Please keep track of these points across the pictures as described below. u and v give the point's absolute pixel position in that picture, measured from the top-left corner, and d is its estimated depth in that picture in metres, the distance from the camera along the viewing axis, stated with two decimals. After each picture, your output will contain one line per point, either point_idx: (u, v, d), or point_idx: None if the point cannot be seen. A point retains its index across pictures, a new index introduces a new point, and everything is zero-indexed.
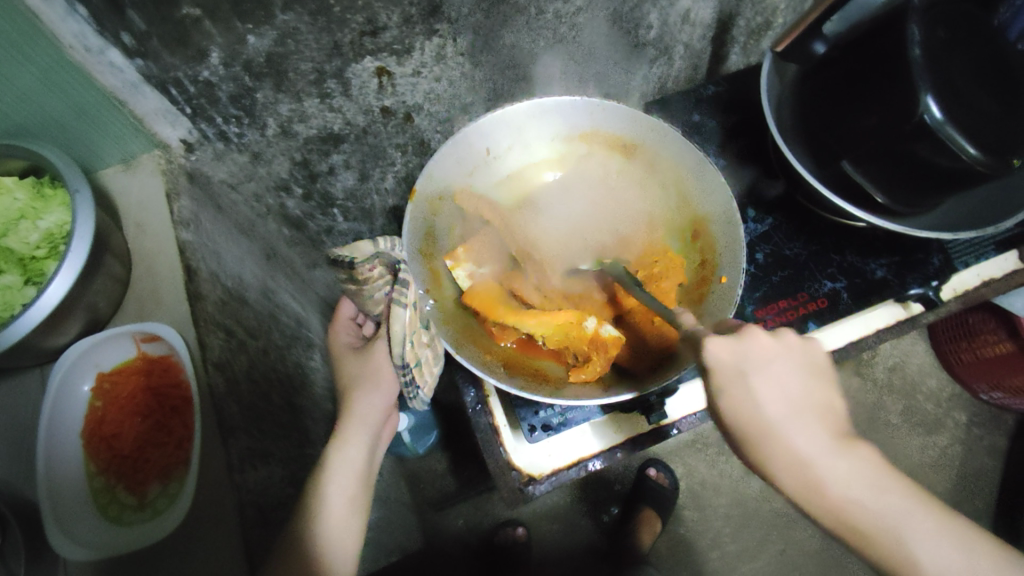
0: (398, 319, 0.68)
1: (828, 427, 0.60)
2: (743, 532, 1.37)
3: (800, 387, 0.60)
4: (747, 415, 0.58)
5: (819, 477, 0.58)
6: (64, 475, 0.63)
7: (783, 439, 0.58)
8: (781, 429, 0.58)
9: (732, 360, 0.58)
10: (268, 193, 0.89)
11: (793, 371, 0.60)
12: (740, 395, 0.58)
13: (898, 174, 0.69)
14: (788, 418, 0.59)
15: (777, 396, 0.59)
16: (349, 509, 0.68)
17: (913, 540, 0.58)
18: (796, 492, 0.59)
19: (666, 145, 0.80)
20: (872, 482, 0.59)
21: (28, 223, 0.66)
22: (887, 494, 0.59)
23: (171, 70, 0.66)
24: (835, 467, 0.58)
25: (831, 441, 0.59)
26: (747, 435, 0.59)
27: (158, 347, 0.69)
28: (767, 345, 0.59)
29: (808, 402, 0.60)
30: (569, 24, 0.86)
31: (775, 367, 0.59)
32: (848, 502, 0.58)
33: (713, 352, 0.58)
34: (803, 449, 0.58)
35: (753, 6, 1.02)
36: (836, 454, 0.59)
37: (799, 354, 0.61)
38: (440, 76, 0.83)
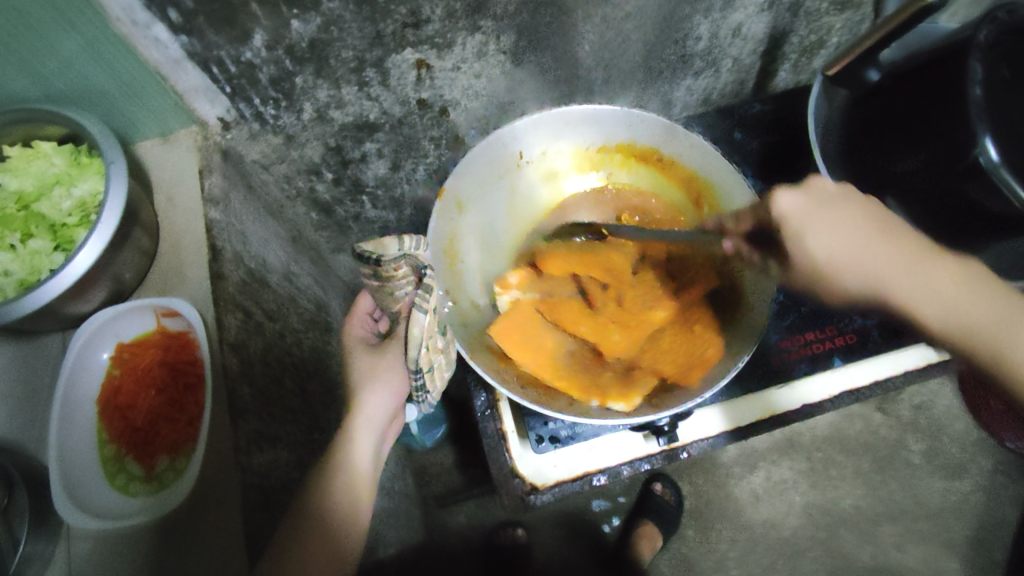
0: (417, 323, 0.69)
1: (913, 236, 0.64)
2: (748, 558, 1.34)
3: (872, 215, 0.64)
4: (827, 250, 0.62)
5: (896, 289, 0.63)
6: (77, 443, 0.64)
7: (857, 265, 0.63)
8: (850, 259, 0.63)
9: (794, 209, 0.63)
10: (298, 176, 0.89)
11: (855, 206, 0.64)
12: (811, 237, 0.62)
13: (951, 213, 0.66)
14: (864, 248, 0.63)
15: (843, 231, 0.63)
16: (348, 505, 0.66)
17: (954, 305, 0.63)
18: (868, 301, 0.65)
19: (704, 163, 0.78)
20: (970, 291, 0.63)
21: (62, 189, 0.68)
22: (982, 296, 0.62)
23: (215, 49, 0.66)
24: (914, 283, 0.63)
25: (924, 257, 0.63)
26: (825, 270, 0.63)
27: (177, 323, 0.70)
28: (825, 187, 0.64)
29: (884, 229, 0.63)
30: (616, 29, 0.84)
31: (837, 207, 0.64)
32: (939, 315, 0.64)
33: (781, 203, 0.64)
34: (889, 278, 0.63)
35: (808, 24, 0.99)
36: (919, 269, 0.63)
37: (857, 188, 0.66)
38: (480, 72, 0.82)
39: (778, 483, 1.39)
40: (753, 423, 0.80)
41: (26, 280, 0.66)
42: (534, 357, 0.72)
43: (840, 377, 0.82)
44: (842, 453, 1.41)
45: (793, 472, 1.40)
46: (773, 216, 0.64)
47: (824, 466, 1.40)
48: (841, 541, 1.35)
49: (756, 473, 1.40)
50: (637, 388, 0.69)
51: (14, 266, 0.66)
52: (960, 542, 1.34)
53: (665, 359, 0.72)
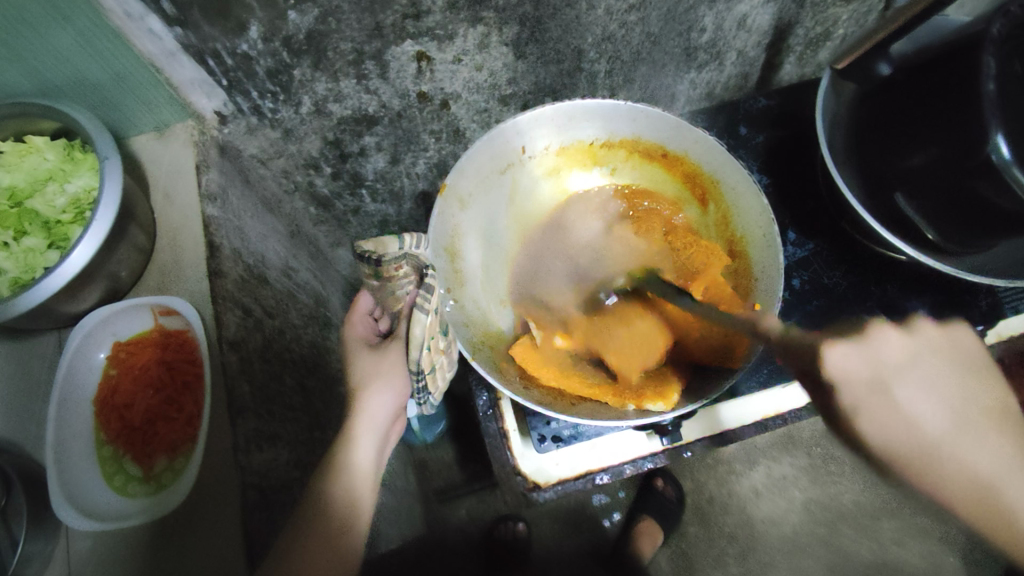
0: (418, 323, 0.67)
1: (988, 406, 0.58)
2: (748, 553, 1.34)
3: (953, 392, 0.58)
4: (910, 432, 0.55)
5: (1004, 488, 0.55)
6: (75, 443, 0.63)
7: (952, 450, 0.56)
8: (934, 444, 0.55)
9: (863, 373, 0.56)
10: (296, 170, 0.87)
11: (932, 372, 0.58)
12: (887, 411, 0.55)
13: (957, 211, 0.65)
14: (953, 432, 0.56)
15: (925, 403, 0.56)
16: (348, 507, 0.66)
17: None
18: (968, 510, 0.55)
19: (708, 156, 0.76)
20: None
21: (56, 185, 0.67)
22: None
23: (211, 41, 0.65)
24: (1017, 484, 0.55)
25: (1016, 459, 0.56)
26: (908, 461, 0.55)
27: (175, 321, 0.69)
28: (900, 347, 0.57)
29: (967, 407, 0.57)
30: (620, 21, 0.83)
31: (915, 373, 0.57)
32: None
33: (837, 365, 0.56)
34: (985, 469, 0.56)
35: (814, 15, 0.97)
36: (1017, 473, 0.56)
37: (930, 347, 0.60)
38: (482, 65, 0.81)
39: (778, 478, 1.39)
40: (758, 421, 0.80)
41: (19, 279, 0.65)
42: (561, 367, 0.72)
43: (782, 396, 0.81)
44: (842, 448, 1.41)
45: (794, 468, 1.41)
46: (828, 381, 0.56)
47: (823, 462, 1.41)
48: (840, 536, 1.35)
49: (757, 470, 1.41)
50: (670, 384, 0.68)
51: (8, 263, 0.65)
52: (959, 536, 1.34)
53: (693, 346, 0.71)
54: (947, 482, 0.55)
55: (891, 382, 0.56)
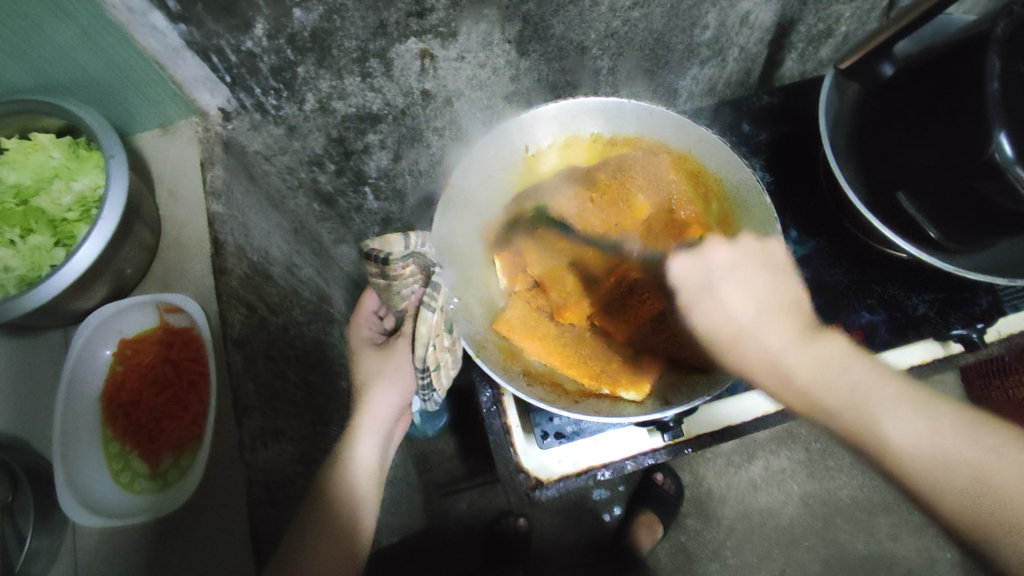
0: (424, 322, 0.67)
1: (791, 317, 0.63)
2: (746, 545, 1.35)
3: (764, 288, 0.64)
4: (718, 320, 0.62)
5: (796, 372, 0.60)
6: (81, 439, 0.64)
7: (753, 334, 0.61)
8: (749, 328, 0.62)
9: (694, 276, 0.65)
10: (300, 167, 0.86)
11: (758, 271, 0.64)
12: (708, 303, 0.63)
13: (961, 211, 0.65)
14: (757, 318, 0.62)
15: (742, 297, 0.63)
16: (351, 506, 0.66)
17: (811, 366, 0.60)
18: (771, 387, 0.61)
19: (711, 155, 0.77)
20: (873, 380, 0.59)
21: (62, 183, 0.67)
22: (889, 394, 0.58)
23: (215, 37, 0.64)
24: (805, 354, 0.60)
25: (803, 335, 0.62)
26: (745, 333, 0.62)
27: (180, 319, 0.70)
28: (727, 252, 0.66)
29: (776, 300, 0.64)
30: (623, 18, 0.83)
31: (736, 272, 0.64)
32: (837, 391, 0.59)
33: (678, 268, 0.66)
34: (776, 347, 0.61)
35: (816, 13, 0.97)
36: (807, 347, 0.61)
37: (759, 254, 0.66)
38: (485, 62, 0.81)
39: (777, 472, 1.40)
40: (758, 417, 0.82)
41: (27, 277, 0.65)
42: (545, 353, 0.73)
43: (743, 405, 0.82)
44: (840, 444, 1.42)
45: (791, 462, 1.41)
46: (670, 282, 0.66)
47: (822, 457, 1.41)
48: (838, 530, 1.36)
49: (755, 464, 1.41)
50: (643, 375, 0.71)
51: (15, 261, 0.65)
52: (955, 531, 1.35)
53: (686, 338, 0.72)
54: (703, 334, 0.63)
55: (714, 280, 0.64)
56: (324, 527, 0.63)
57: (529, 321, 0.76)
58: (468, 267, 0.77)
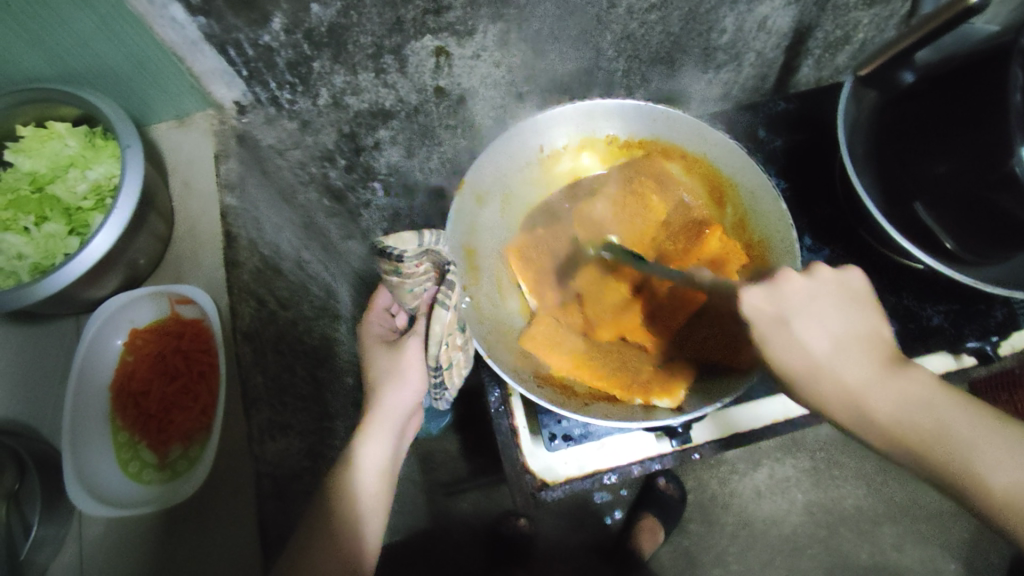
0: (439, 319, 0.66)
1: (864, 349, 0.58)
2: (748, 553, 1.35)
3: (843, 319, 0.58)
4: (794, 353, 0.56)
5: (875, 404, 0.56)
6: (91, 429, 0.65)
7: (832, 369, 0.56)
8: (827, 363, 0.56)
9: (770, 310, 0.57)
10: (312, 162, 0.86)
11: (835, 304, 0.59)
12: (784, 340, 0.57)
13: (978, 222, 0.65)
14: (837, 352, 0.57)
15: (821, 332, 0.57)
16: (362, 504, 0.66)
17: (891, 397, 0.56)
18: (852, 423, 0.57)
19: (726, 159, 0.77)
20: (952, 412, 0.56)
21: (77, 172, 0.67)
22: (973, 427, 0.55)
23: (233, 31, 0.64)
24: (888, 392, 0.56)
25: (883, 368, 0.58)
26: (823, 367, 0.56)
27: (191, 310, 0.70)
28: (802, 285, 0.59)
29: (855, 331, 0.58)
30: (640, 20, 0.82)
31: (814, 304, 0.58)
32: (915, 424, 0.55)
33: (749, 303, 0.58)
34: (857, 380, 0.57)
35: (834, 19, 0.97)
36: (889, 382, 0.57)
37: (835, 285, 0.60)
38: (501, 61, 0.80)
39: (781, 480, 1.39)
40: (766, 425, 0.81)
41: (40, 265, 0.65)
42: (556, 354, 0.74)
43: (751, 412, 0.82)
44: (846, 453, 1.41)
45: (796, 470, 1.40)
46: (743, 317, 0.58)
47: (827, 466, 1.40)
48: (841, 541, 1.35)
49: (760, 471, 1.40)
50: (677, 381, 0.71)
51: (29, 249, 0.65)
52: (959, 544, 1.34)
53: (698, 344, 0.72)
54: (782, 372, 0.57)
55: (789, 316, 0.57)
56: (335, 527, 0.63)
57: (541, 323, 0.76)
58: (480, 269, 0.78)
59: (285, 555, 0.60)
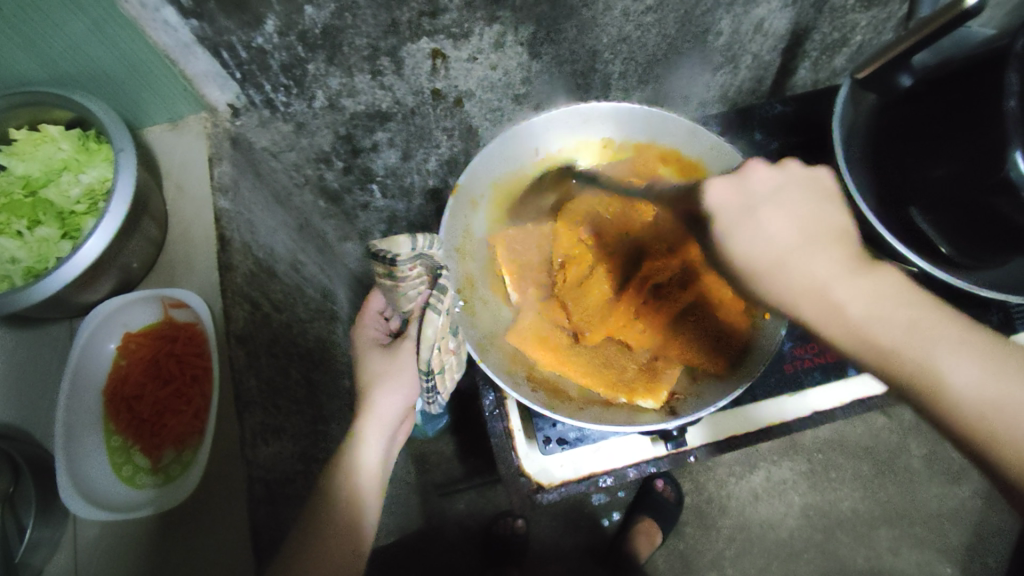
0: (430, 324, 0.67)
1: (824, 245, 0.57)
2: (745, 557, 1.35)
3: (805, 216, 0.58)
4: (757, 249, 0.57)
5: (833, 294, 0.55)
6: (85, 433, 0.65)
7: (797, 261, 0.56)
8: (786, 254, 0.57)
9: (736, 201, 0.59)
10: (307, 164, 0.86)
11: (799, 198, 0.59)
12: (749, 229, 0.58)
13: (975, 228, 0.64)
14: (797, 246, 0.57)
15: (782, 222, 0.58)
16: (353, 511, 0.66)
17: (851, 292, 0.54)
18: (814, 321, 0.55)
19: (722, 164, 0.77)
20: (906, 307, 0.54)
21: (71, 175, 0.67)
22: (938, 328, 0.52)
23: (227, 33, 0.64)
24: (850, 286, 0.55)
25: (848, 266, 0.56)
26: (775, 259, 0.57)
27: (185, 314, 0.70)
28: (769, 176, 0.60)
29: (824, 231, 0.58)
30: (636, 22, 0.82)
31: (781, 196, 0.59)
32: (869, 313, 0.54)
33: (714, 194, 0.60)
34: (819, 274, 0.56)
35: (831, 21, 0.96)
36: (857, 278, 0.55)
37: (801, 181, 0.60)
38: (496, 63, 0.80)
39: (778, 483, 1.39)
40: (762, 429, 0.81)
41: (33, 268, 0.65)
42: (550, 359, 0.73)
43: (744, 418, 0.81)
44: (843, 455, 1.41)
45: (793, 473, 1.40)
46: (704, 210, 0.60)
47: (823, 468, 1.40)
48: (838, 543, 1.35)
49: (756, 473, 1.40)
50: (661, 380, 0.71)
51: (22, 253, 0.65)
52: (957, 547, 1.34)
53: (692, 348, 0.72)
54: (733, 258, 0.58)
55: (756, 204, 0.59)
56: (325, 531, 0.62)
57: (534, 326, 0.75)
58: (473, 271, 0.79)
59: (279, 557, 0.60)
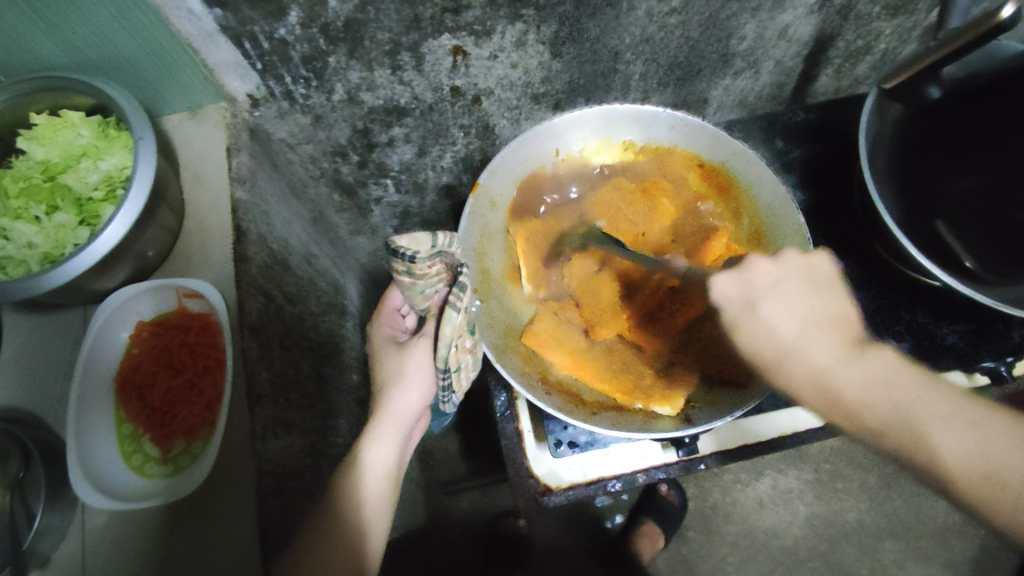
0: (449, 322, 0.65)
1: (827, 342, 0.56)
2: (748, 565, 1.34)
3: (807, 303, 0.57)
4: (764, 340, 0.56)
5: (839, 386, 0.54)
6: (95, 421, 0.65)
7: (797, 354, 0.55)
8: (793, 347, 0.55)
9: (738, 296, 0.56)
10: (323, 157, 0.86)
11: (801, 288, 0.57)
12: (750, 325, 0.56)
13: (1006, 241, 0.63)
14: (801, 335, 0.55)
15: (788, 317, 0.56)
16: (364, 510, 0.66)
17: (863, 382, 0.54)
18: (823, 411, 0.55)
19: (744, 170, 0.77)
20: (912, 388, 0.54)
21: (90, 162, 0.67)
22: (933, 403, 0.53)
23: (249, 24, 0.64)
24: (852, 372, 0.54)
25: (851, 351, 0.56)
26: (785, 351, 0.55)
27: (199, 304, 0.70)
28: (768, 268, 0.57)
29: (821, 314, 0.57)
30: (659, 23, 0.81)
31: (782, 289, 0.57)
32: (886, 398, 0.54)
33: (719, 291, 0.57)
34: (822, 362, 0.55)
35: (856, 28, 0.95)
36: (856, 364, 0.55)
37: (803, 268, 0.58)
38: (517, 62, 0.79)
39: (783, 492, 1.38)
40: (774, 439, 0.80)
41: (50, 254, 0.65)
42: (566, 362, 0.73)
43: (751, 428, 0.81)
44: (850, 466, 1.39)
45: (799, 482, 1.39)
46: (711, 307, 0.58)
47: (829, 479, 1.39)
48: (842, 555, 1.34)
49: (762, 482, 1.39)
50: (677, 389, 0.71)
51: (39, 238, 0.65)
52: (962, 563, 1.33)
53: (709, 355, 0.72)
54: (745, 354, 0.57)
55: (756, 301, 0.56)
56: (335, 529, 0.62)
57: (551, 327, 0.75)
58: (490, 269, 0.79)
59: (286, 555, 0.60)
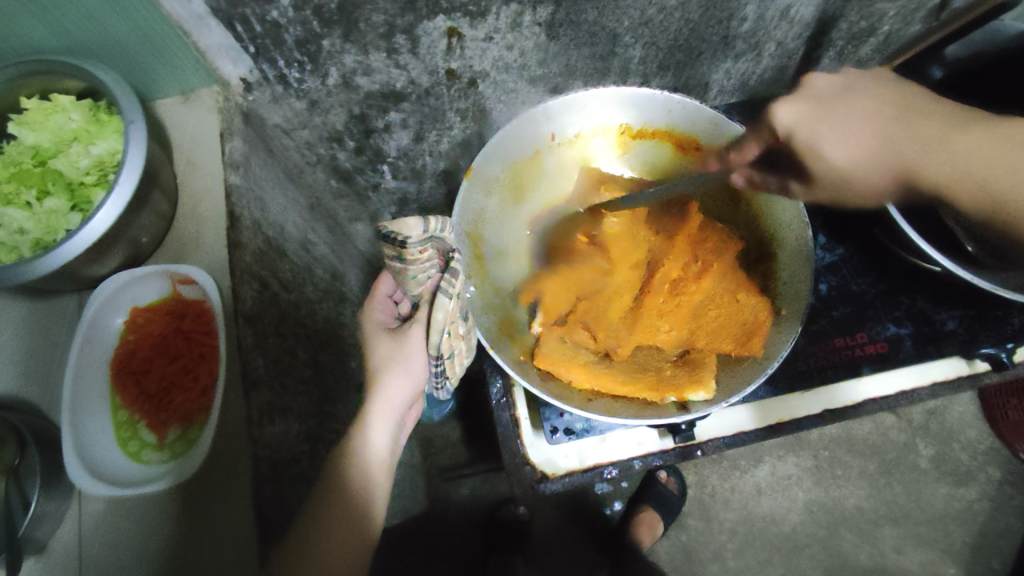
0: (440, 307, 0.67)
1: (898, 115, 0.71)
2: (746, 550, 1.35)
3: (857, 110, 0.72)
4: (842, 145, 0.71)
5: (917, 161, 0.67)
6: (90, 407, 0.64)
7: (864, 142, 0.70)
8: (844, 141, 0.71)
9: (802, 116, 0.72)
10: (319, 143, 0.85)
11: (861, 104, 0.72)
12: (824, 134, 0.71)
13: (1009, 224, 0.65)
14: (853, 122, 0.71)
15: (848, 126, 0.71)
16: (360, 495, 0.66)
17: (933, 152, 0.67)
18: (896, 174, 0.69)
19: None
20: (996, 145, 0.65)
21: (81, 147, 0.66)
22: (1005, 152, 0.64)
23: (240, 6, 0.62)
24: (933, 154, 0.67)
25: (914, 122, 0.69)
26: (848, 158, 0.71)
27: (194, 290, 0.69)
28: (826, 88, 0.74)
29: (886, 118, 0.70)
30: (658, 6, 0.80)
31: (837, 109, 0.73)
32: (953, 164, 0.66)
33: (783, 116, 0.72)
34: (882, 154, 0.69)
35: (859, 9, 0.92)
36: (939, 135, 0.67)
37: (864, 85, 0.73)
38: (513, 44, 0.78)
39: (783, 478, 1.38)
40: (771, 426, 0.80)
41: (42, 240, 0.64)
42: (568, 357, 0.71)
43: (739, 417, 0.81)
44: (850, 453, 1.39)
45: (798, 468, 1.39)
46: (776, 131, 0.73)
47: (829, 465, 1.39)
48: (841, 540, 1.35)
49: (761, 468, 1.39)
50: (705, 372, 0.69)
51: (30, 224, 0.64)
52: (961, 548, 1.33)
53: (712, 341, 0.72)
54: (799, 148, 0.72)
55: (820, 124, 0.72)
56: (329, 511, 0.62)
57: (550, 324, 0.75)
58: (483, 254, 0.78)
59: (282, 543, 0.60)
